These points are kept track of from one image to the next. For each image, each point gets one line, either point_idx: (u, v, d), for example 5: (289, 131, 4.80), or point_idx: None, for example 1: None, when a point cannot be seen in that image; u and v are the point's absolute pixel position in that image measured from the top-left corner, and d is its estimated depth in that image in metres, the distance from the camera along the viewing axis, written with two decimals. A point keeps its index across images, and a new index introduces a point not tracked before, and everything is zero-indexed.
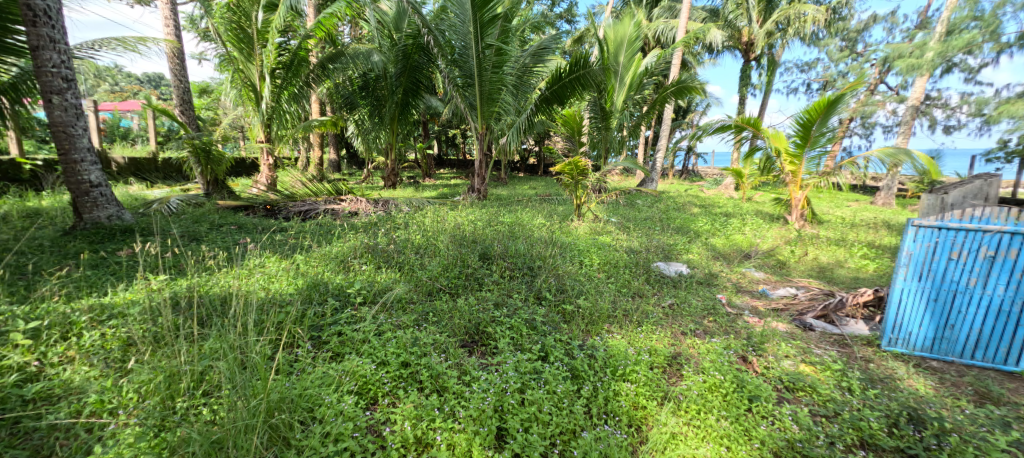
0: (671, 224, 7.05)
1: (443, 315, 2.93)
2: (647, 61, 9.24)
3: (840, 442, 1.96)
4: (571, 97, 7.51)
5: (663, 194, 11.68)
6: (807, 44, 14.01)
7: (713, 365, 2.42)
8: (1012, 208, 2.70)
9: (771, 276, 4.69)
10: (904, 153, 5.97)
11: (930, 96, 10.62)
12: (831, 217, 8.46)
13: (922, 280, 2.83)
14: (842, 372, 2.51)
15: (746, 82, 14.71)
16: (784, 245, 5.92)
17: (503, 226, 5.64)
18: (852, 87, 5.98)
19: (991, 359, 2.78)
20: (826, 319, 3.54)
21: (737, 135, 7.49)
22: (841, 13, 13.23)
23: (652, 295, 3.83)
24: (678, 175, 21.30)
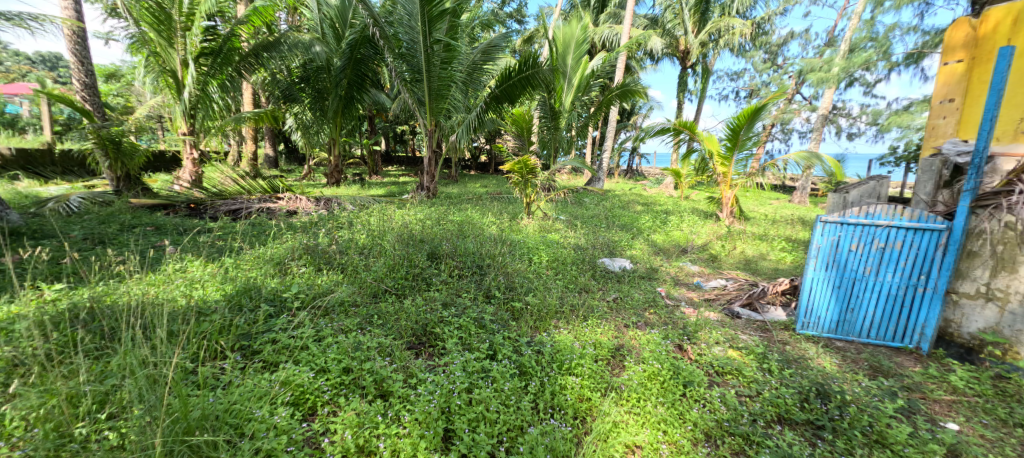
0: (616, 222, 7.35)
1: (389, 318, 2.83)
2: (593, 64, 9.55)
3: (762, 418, 2.13)
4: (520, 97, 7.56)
5: (609, 193, 12.15)
6: (736, 55, 15.17)
7: (652, 354, 2.57)
8: (899, 205, 2.99)
9: (705, 269, 5.06)
10: (815, 156, 6.63)
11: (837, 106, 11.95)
12: (756, 214, 9.25)
13: (828, 269, 3.21)
14: (762, 355, 2.76)
15: (683, 88, 15.67)
16: (716, 240, 6.38)
17: (453, 224, 5.59)
18: (772, 98, 6.56)
19: (883, 337, 3.16)
20: (751, 307, 3.88)
21: (676, 137, 7.96)
22: (765, 28, 14.45)
23: (599, 290, 3.98)
24: (623, 174, 22.23)
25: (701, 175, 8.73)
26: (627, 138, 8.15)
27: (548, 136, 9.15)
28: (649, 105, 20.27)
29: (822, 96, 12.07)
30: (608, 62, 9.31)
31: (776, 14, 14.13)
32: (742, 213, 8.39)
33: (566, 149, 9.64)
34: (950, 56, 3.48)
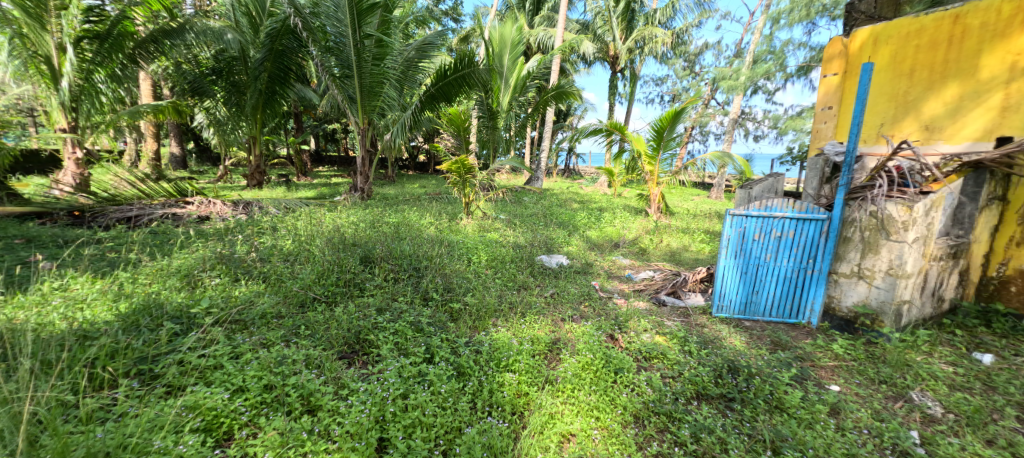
0: (554, 220, 7.56)
1: (319, 327, 2.68)
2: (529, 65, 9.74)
3: (683, 396, 2.32)
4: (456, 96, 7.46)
5: (547, 191, 12.46)
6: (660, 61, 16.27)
7: (586, 345, 2.69)
8: (790, 198, 3.39)
9: (635, 262, 5.38)
10: (728, 156, 7.31)
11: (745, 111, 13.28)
12: (680, 209, 10.00)
13: (737, 258, 3.56)
14: (684, 338, 3.01)
15: (613, 91, 16.48)
16: (645, 234, 6.81)
17: (388, 226, 5.39)
18: (690, 102, 7.13)
19: (781, 315, 3.61)
20: (675, 295, 4.20)
21: (608, 138, 8.36)
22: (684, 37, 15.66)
23: (537, 287, 4.07)
24: (560, 173, 22.91)
25: (631, 174, 9.26)
26: (564, 138, 8.42)
27: (486, 136, 9.15)
28: (583, 106, 21.07)
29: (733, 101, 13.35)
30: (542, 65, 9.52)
31: (693, 25, 15.34)
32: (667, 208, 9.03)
33: (505, 149, 9.73)
34: (829, 69, 4.21)
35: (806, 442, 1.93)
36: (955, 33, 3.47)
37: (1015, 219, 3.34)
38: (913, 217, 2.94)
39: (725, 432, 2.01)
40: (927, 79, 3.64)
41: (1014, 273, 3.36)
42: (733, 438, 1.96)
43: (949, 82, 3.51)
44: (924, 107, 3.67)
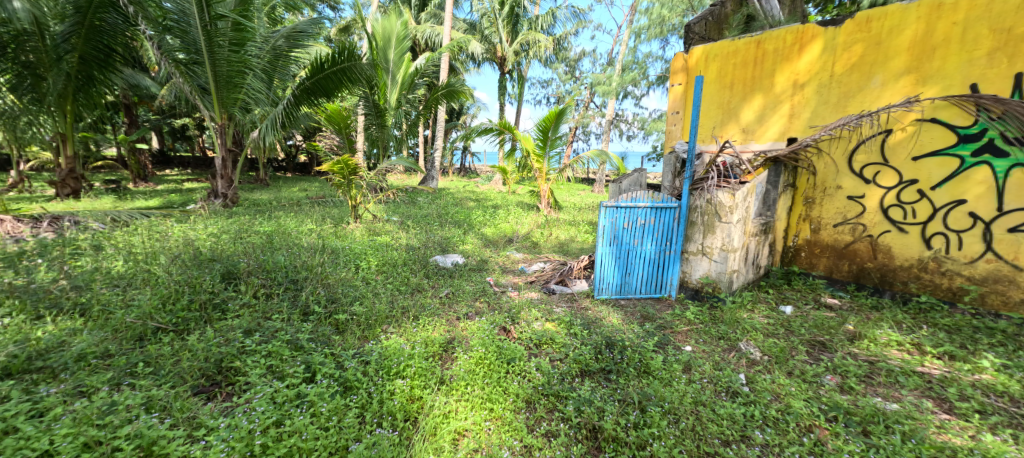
0: (448, 219, 7.51)
1: (166, 362, 2.26)
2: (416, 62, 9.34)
3: (568, 375, 2.51)
4: (337, 91, 6.79)
5: (442, 191, 12.31)
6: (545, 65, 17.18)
7: (478, 340, 2.76)
8: (650, 190, 3.90)
9: (528, 255, 5.65)
10: (605, 154, 8.07)
11: (618, 113, 14.80)
12: (567, 204, 10.75)
13: (611, 245, 3.97)
14: (569, 322, 3.27)
15: (503, 91, 16.92)
16: (537, 228, 7.18)
17: (259, 237, 4.77)
18: (570, 104, 7.72)
19: (648, 291, 4.15)
20: (563, 282, 4.53)
21: (500, 137, 8.60)
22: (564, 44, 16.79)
23: (431, 288, 4.00)
24: (456, 171, 22.86)
25: (523, 171, 9.65)
26: (456, 137, 8.41)
27: (374, 134, 8.63)
28: (474, 105, 21.27)
29: (608, 105, 14.77)
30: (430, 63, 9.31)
31: (571, 33, 16.48)
32: (556, 203, 9.63)
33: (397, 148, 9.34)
34: (676, 79, 5.02)
35: (666, 398, 2.25)
36: (759, 55, 4.39)
37: (800, 199, 4.34)
38: (736, 202, 3.60)
39: (602, 401, 2.24)
40: (742, 90, 4.54)
41: (802, 241, 4.36)
42: (609, 405, 2.20)
43: (756, 94, 4.43)
44: (742, 113, 4.58)
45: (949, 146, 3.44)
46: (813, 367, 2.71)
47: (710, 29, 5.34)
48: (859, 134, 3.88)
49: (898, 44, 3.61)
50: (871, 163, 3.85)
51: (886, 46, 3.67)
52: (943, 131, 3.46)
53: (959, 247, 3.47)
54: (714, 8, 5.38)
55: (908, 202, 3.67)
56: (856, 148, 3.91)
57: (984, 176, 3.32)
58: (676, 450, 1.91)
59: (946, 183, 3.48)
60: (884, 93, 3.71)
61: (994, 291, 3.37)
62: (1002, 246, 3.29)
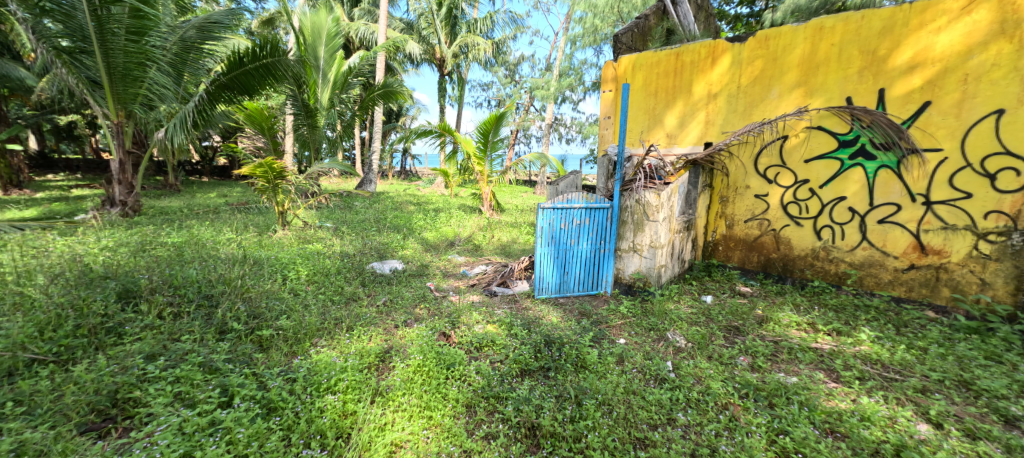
0: (386, 224, 7.24)
1: (44, 399, 1.95)
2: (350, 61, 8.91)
3: (508, 375, 2.54)
4: (260, 88, 6.19)
5: (380, 195, 11.86)
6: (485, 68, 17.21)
7: (417, 347, 2.70)
8: (585, 191, 4.05)
9: (470, 258, 5.61)
10: (545, 157, 8.24)
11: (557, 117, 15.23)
12: (510, 206, 10.84)
13: (550, 246, 4.06)
14: (510, 323, 3.30)
15: (443, 93, 16.68)
16: (479, 231, 7.17)
17: (167, 249, 4.28)
18: (510, 108, 7.81)
19: (586, 288, 4.32)
20: (504, 284, 4.56)
21: (441, 139, 8.48)
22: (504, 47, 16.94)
23: (367, 297, 3.82)
24: (396, 174, 22.16)
25: (465, 174, 9.58)
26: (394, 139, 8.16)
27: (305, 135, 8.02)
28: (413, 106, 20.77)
29: (547, 109, 15.14)
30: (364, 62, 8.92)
31: (510, 38, 16.68)
32: (499, 205, 9.67)
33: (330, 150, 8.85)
34: (607, 86, 5.35)
35: (601, 390, 2.36)
36: (678, 66, 4.79)
37: (717, 198, 4.78)
38: (661, 201, 3.86)
39: (540, 399, 2.29)
40: (666, 98, 4.94)
41: (720, 236, 4.81)
42: (546, 402, 2.26)
43: (677, 101, 4.85)
44: (666, 119, 4.98)
45: (832, 150, 3.95)
46: (729, 350, 2.98)
47: (636, 40, 5.69)
48: (762, 140, 4.35)
49: (789, 60, 4.09)
50: (772, 165, 4.33)
51: (781, 62, 4.15)
52: (827, 137, 3.97)
53: (842, 237, 3.99)
54: (639, 21, 5.76)
55: (802, 199, 4.17)
56: (760, 152, 4.38)
57: (858, 176, 3.84)
58: (609, 439, 2.01)
59: (830, 182, 3.99)
60: (780, 104, 4.19)
61: (869, 275, 3.89)
62: (873, 236, 3.82)
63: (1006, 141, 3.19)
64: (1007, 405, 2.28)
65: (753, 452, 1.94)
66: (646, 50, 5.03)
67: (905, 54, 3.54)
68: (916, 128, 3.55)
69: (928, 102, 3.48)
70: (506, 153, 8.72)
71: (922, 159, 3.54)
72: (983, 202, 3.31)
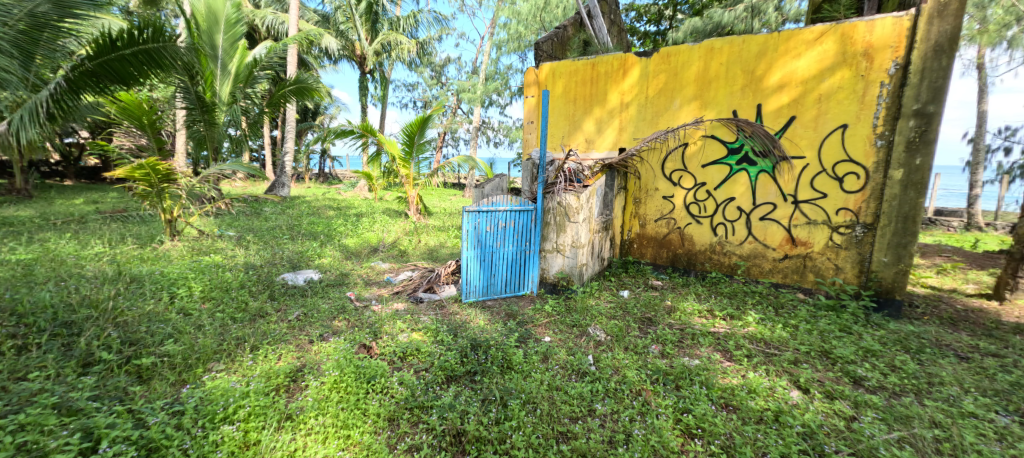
0: (300, 231, 6.68)
1: None
2: (256, 52, 8.09)
3: (434, 383, 2.48)
4: (142, 79, 4.75)
5: (294, 199, 10.93)
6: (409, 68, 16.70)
7: (332, 363, 2.53)
8: (509, 194, 4.09)
9: (395, 264, 5.39)
10: (473, 159, 8.18)
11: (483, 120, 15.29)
12: (438, 209, 10.63)
13: (475, 249, 4.05)
14: (436, 330, 3.23)
15: (365, 92, 15.86)
16: (404, 236, 6.92)
17: (11, 269, 3.51)
18: (436, 110, 7.65)
19: (512, 289, 4.39)
20: (431, 290, 4.46)
21: (363, 140, 8.09)
22: (428, 48, 16.60)
23: (277, 312, 3.48)
24: (313, 177, 20.61)
25: (390, 177, 9.21)
26: (310, 139, 7.60)
27: (200, 133, 6.94)
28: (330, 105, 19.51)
29: (473, 112, 15.15)
30: (272, 54, 8.15)
31: (434, 39, 16.42)
32: (426, 209, 9.43)
33: (234, 150, 7.96)
34: (529, 92, 5.52)
35: (525, 389, 2.41)
36: (594, 76, 5.10)
37: (631, 199, 5.15)
38: (581, 203, 4.06)
39: (465, 404, 2.28)
40: (584, 105, 5.24)
41: (634, 235, 5.19)
42: (471, 407, 2.25)
43: (594, 109, 5.16)
44: (584, 124, 5.28)
45: (722, 157, 4.47)
46: (643, 340, 3.22)
47: (556, 49, 5.94)
48: (666, 146, 4.79)
49: (687, 75, 4.55)
50: (676, 170, 4.78)
51: (680, 77, 4.60)
52: (718, 146, 4.48)
53: (733, 233, 4.53)
54: (558, 31, 6.01)
55: (701, 200, 4.66)
56: (666, 157, 4.82)
57: (744, 180, 4.40)
58: (534, 437, 2.06)
59: (722, 185, 4.51)
60: (681, 114, 4.64)
61: (754, 265, 4.46)
62: (757, 232, 4.39)
63: (849, 151, 3.85)
64: (855, 368, 2.75)
65: (662, 433, 2.11)
66: (565, 58, 5.28)
67: (776, 75, 4.12)
68: (785, 139, 4.16)
69: (794, 116, 4.09)
70: (433, 155, 8.52)
71: (791, 165, 4.14)
72: (835, 201, 3.97)
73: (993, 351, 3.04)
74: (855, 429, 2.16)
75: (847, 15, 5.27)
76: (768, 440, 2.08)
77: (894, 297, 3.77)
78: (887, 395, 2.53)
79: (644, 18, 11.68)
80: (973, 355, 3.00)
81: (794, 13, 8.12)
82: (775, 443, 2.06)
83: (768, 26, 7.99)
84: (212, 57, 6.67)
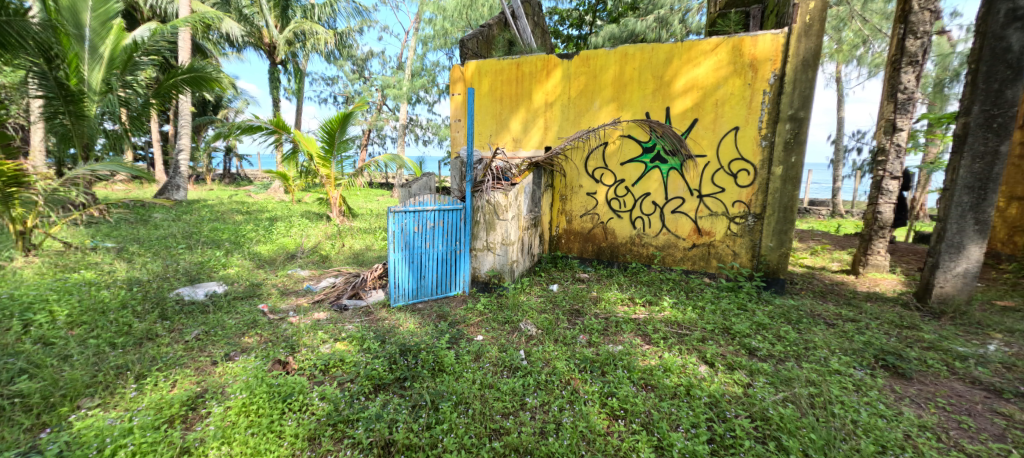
0: (200, 239, 5.94)
1: None
2: (137, 34, 7.00)
3: (359, 395, 2.35)
4: None
5: (193, 203, 9.69)
6: (326, 60, 15.63)
7: (240, 385, 2.30)
8: (436, 193, 4.01)
9: (315, 271, 5.02)
10: (400, 158, 7.87)
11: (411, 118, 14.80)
12: (364, 211, 10.09)
13: (403, 250, 3.91)
14: (363, 338, 3.07)
15: (276, 85, 14.53)
16: (326, 240, 6.46)
17: None
18: (358, 106, 7.25)
19: (443, 290, 4.32)
20: (357, 296, 4.22)
21: (275, 137, 7.41)
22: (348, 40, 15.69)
23: (172, 333, 3.07)
24: (216, 178, 18.45)
25: (308, 177, 8.54)
26: (210, 136, 6.80)
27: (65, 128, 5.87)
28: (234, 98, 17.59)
29: (400, 109, 14.59)
30: (157, 38, 7.11)
31: (355, 31, 15.54)
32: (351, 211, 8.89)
33: (111, 147, 6.85)
34: (455, 89, 5.46)
35: (457, 390, 2.39)
36: (519, 75, 5.18)
37: (557, 196, 5.33)
38: (510, 202, 4.10)
39: (393, 412, 2.20)
40: (510, 104, 5.30)
41: (562, 230, 5.38)
42: (400, 414, 2.18)
43: (520, 108, 5.25)
44: (511, 123, 5.35)
45: (638, 155, 4.81)
46: (572, 331, 3.35)
47: (481, 47, 5.92)
48: (588, 145, 5.03)
49: (605, 78, 4.81)
50: (598, 167, 5.04)
51: (598, 80, 4.85)
52: (634, 145, 4.81)
53: (649, 226, 4.89)
54: (483, 30, 6.01)
55: (621, 196, 4.96)
56: (588, 156, 5.05)
57: (657, 176, 4.77)
58: (467, 438, 2.05)
59: (639, 181, 4.85)
60: (601, 115, 4.90)
61: (668, 255, 4.86)
62: (669, 224, 4.79)
63: (741, 150, 4.36)
64: (750, 341, 3.13)
65: (589, 417, 2.22)
66: (490, 57, 5.30)
67: (681, 81, 4.52)
68: (690, 139, 4.58)
69: (697, 119, 4.52)
70: (356, 154, 8.13)
71: (696, 163, 4.58)
72: (731, 195, 4.46)
73: (852, 316, 3.63)
74: (750, 394, 2.46)
75: (736, 30, 5.95)
76: (680, 413, 2.28)
77: (780, 277, 4.35)
78: (774, 362, 2.91)
79: (566, 22, 12.15)
80: (838, 321, 3.55)
81: (695, 25, 8.94)
82: (687, 415, 2.26)
83: (675, 36, 8.76)
84: (76, 37, 5.60)
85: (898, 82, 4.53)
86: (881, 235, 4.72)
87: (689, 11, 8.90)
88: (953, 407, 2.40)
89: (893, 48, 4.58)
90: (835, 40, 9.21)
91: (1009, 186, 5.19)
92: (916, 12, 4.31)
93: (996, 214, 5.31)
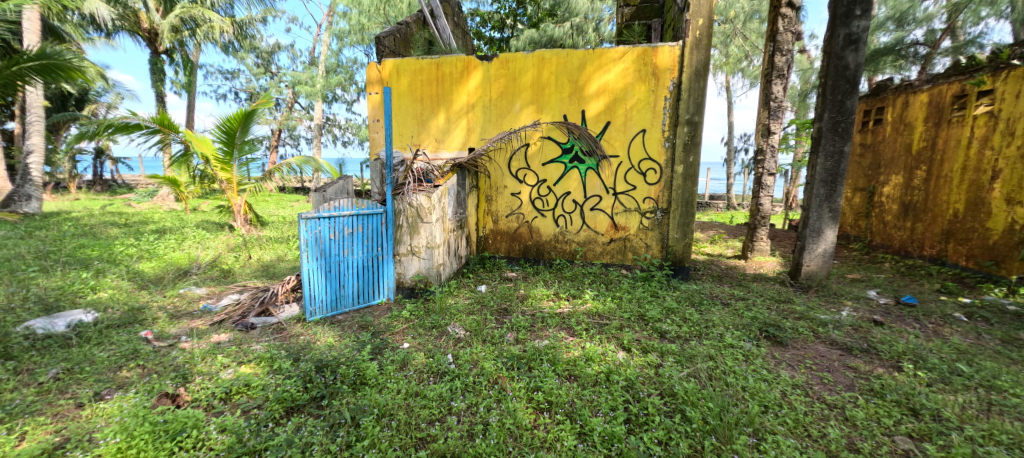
0: (60, 258, 4.98)
1: None
2: None
3: (267, 422, 2.14)
4: None
5: (50, 216, 8.08)
6: (224, 51, 14.00)
7: (112, 428, 1.97)
8: (351, 197, 3.80)
9: (215, 288, 4.47)
10: (314, 160, 7.29)
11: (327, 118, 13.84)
12: (276, 218, 9.20)
13: (317, 259, 3.65)
14: (272, 358, 2.81)
15: (160, 77, 12.70)
16: (228, 252, 5.79)
17: None
18: (262, 103, 6.60)
19: (366, 299, 4.10)
20: (266, 312, 3.83)
21: (160, 138, 6.46)
22: (250, 31, 14.21)
23: (21, 374, 2.53)
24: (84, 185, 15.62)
25: (203, 183, 7.53)
26: (74, 136, 5.74)
27: None
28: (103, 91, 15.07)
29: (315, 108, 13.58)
30: None
31: (258, 21, 14.14)
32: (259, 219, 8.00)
33: None
34: (372, 88, 5.21)
35: (379, 403, 2.29)
36: (439, 75, 5.11)
37: (483, 197, 5.34)
38: (433, 204, 4.02)
39: (308, 435, 2.05)
40: (431, 104, 5.20)
41: (489, 231, 5.41)
42: (316, 437, 2.04)
43: (441, 109, 5.17)
44: (433, 124, 5.25)
45: (558, 155, 5.00)
46: (500, 331, 3.39)
47: (398, 45, 5.70)
48: (511, 146, 5.11)
49: (524, 81, 4.93)
50: (521, 168, 5.15)
51: (518, 82, 4.95)
52: (554, 146, 4.99)
53: (571, 223, 5.12)
54: (400, 27, 5.79)
55: (544, 194, 5.12)
56: (511, 157, 5.14)
57: (576, 176, 5.00)
58: (390, 450, 1.97)
59: (560, 181, 5.05)
60: (521, 117, 5.02)
61: (589, 250, 5.13)
62: (589, 221, 5.06)
63: (648, 151, 4.74)
64: (661, 325, 3.41)
65: (516, 413, 2.26)
66: (408, 56, 5.15)
67: (594, 85, 4.79)
68: (604, 141, 4.88)
69: (609, 122, 4.83)
70: (264, 156, 7.37)
71: (609, 162, 4.88)
72: (642, 192, 4.84)
73: (743, 295, 4.15)
74: (660, 373, 2.69)
75: (640, 40, 6.48)
76: (600, 399, 2.42)
77: (685, 265, 4.80)
78: (681, 341, 3.22)
79: (487, 25, 12.25)
80: (731, 300, 4.04)
81: (608, 34, 9.59)
82: (605, 399, 2.41)
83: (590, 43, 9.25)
84: None
85: (771, 93, 5.24)
86: (763, 223, 5.44)
87: (602, 20, 9.50)
88: (817, 366, 2.85)
89: (766, 62, 5.29)
90: (724, 53, 10.44)
91: (853, 180, 6.29)
92: (782, 32, 5.01)
93: (845, 203, 6.42)
